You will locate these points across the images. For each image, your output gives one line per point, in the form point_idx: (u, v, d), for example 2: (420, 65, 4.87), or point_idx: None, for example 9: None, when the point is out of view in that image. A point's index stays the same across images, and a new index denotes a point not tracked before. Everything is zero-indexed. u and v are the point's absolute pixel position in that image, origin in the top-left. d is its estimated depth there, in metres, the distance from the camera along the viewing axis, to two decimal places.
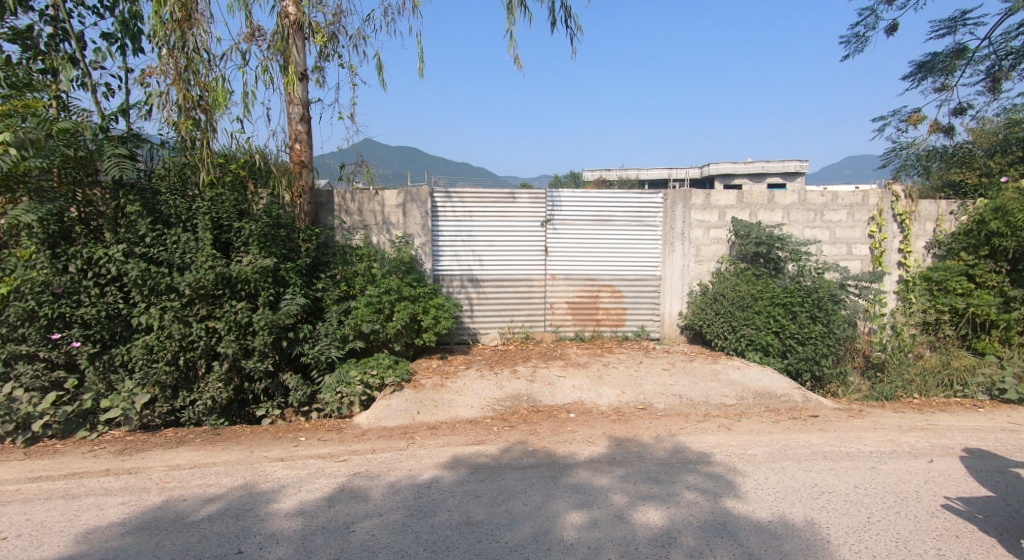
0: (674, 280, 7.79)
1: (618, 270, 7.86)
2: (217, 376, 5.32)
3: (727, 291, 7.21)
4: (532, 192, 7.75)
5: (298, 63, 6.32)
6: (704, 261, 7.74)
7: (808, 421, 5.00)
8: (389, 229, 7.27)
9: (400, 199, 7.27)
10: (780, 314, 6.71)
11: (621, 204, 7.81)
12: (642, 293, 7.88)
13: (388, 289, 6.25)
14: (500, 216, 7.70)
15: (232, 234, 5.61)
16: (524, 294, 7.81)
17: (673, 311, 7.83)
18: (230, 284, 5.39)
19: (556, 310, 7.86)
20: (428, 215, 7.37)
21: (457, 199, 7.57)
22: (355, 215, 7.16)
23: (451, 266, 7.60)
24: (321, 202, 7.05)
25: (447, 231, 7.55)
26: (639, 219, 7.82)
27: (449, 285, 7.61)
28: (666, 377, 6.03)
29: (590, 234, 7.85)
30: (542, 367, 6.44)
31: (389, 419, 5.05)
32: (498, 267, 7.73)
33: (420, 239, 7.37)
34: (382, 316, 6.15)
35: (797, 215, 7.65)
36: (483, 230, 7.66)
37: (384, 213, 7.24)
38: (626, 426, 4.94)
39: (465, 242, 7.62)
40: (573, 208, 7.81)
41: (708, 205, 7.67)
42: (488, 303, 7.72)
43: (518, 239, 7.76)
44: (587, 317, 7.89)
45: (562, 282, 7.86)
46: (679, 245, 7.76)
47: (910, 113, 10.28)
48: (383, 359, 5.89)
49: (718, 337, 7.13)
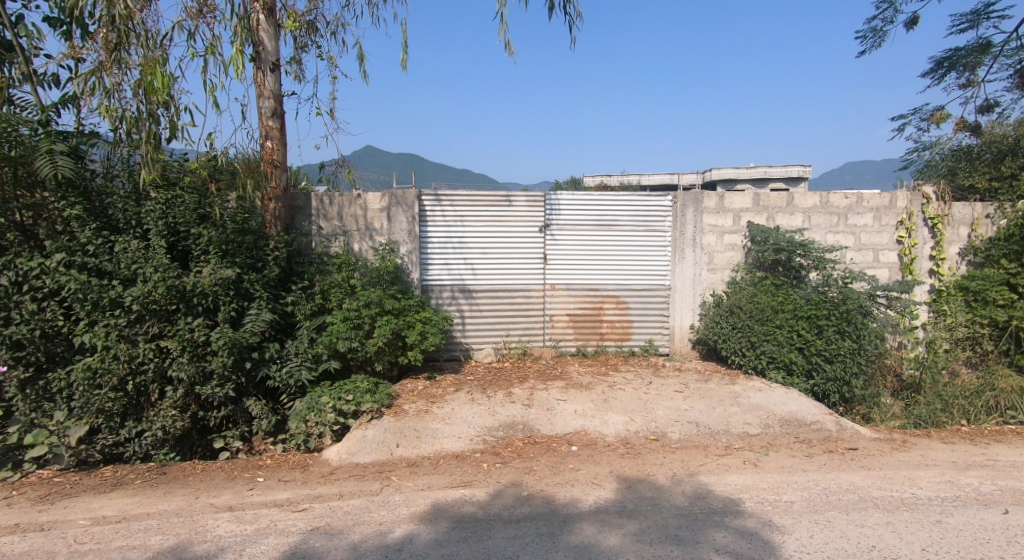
0: (684, 290, 7.14)
1: (624, 280, 7.23)
2: (170, 402, 4.66)
3: (744, 303, 6.50)
4: (529, 195, 7.12)
5: (270, 51, 5.70)
6: (717, 269, 7.08)
7: (847, 456, 4.33)
8: (372, 236, 6.64)
9: (384, 203, 6.64)
10: (804, 328, 6.06)
11: (627, 207, 7.18)
12: (649, 305, 7.23)
13: (368, 301, 5.63)
14: (495, 221, 7.07)
15: (190, 242, 4.97)
16: (520, 306, 7.17)
17: (684, 324, 7.17)
18: (184, 298, 4.73)
19: (556, 324, 7.22)
20: (415, 220, 6.73)
21: (447, 203, 6.94)
22: (334, 221, 6.53)
23: (441, 275, 6.96)
24: (297, 206, 6.43)
25: (436, 238, 6.93)
26: (646, 224, 7.18)
27: (439, 297, 6.97)
28: (679, 401, 5.37)
29: (592, 240, 7.21)
30: (540, 389, 5.78)
31: (363, 454, 4.38)
32: (493, 276, 7.10)
33: (406, 247, 6.73)
34: (362, 331, 5.53)
35: (819, 219, 7.01)
36: (475, 236, 7.04)
37: (366, 218, 6.61)
38: (637, 462, 4.27)
39: (456, 250, 6.99)
40: (574, 212, 7.17)
41: (721, 208, 7.03)
42: (481, 316, 7.08)
43: (515, 245, 7.13)
44: (590, 331, 7.24)
45: (562, 292, 7.22)
46: (690, 252, 7.11)
47: (932, 112, 9.66)
48: (361, 382, 5.23)
49: (734, 354, 6.41)
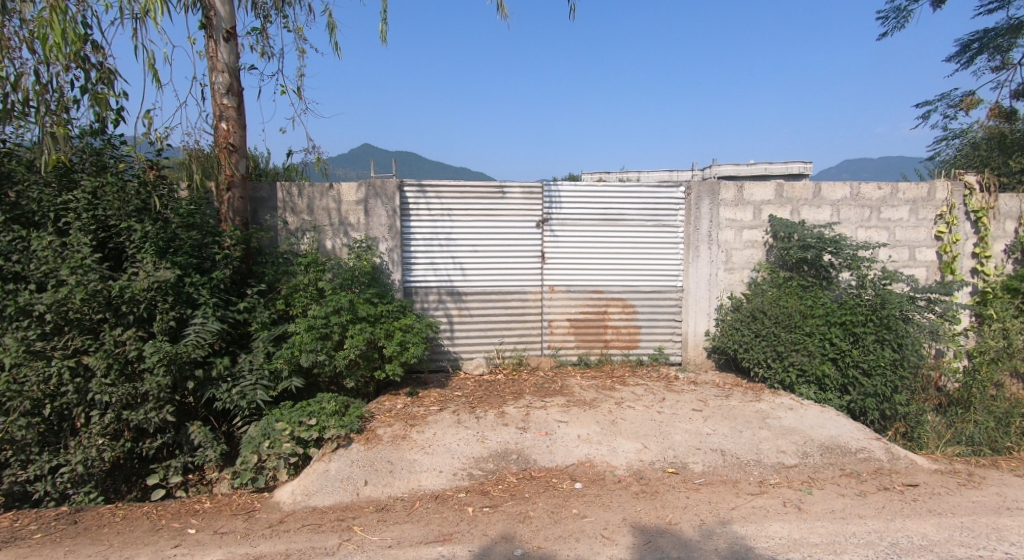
0: (699, 293, 6.38)
1: (631, 280, 6.48)
2: (96, 430, 3.90)
3: (769, 307, 5.69)
4: (525, 186, 6.36)
5: (223, 18, 4.91)
6: (735, 269, 6.33)
7: (909, 496, 3.58)
8: (347, 232, 5.87)
9: (360, 194, 5.87)
10: (837, 336, 5.32)
11: (633, 200, 6.42)
12: (660, 308, 6.48)
13: (338, 308, 4.87)
14: (487, 215, 6.31)
15: (123, 238, 4.22)
16: (515, 310, 6.42)
17: (698, 331, 6.41)
18: (111, 306, 3.97)
19: (555, 330, 6.47)
20: (396, 213, 5.96)
21: (433, 194, 6.17)
22: (303, 215, 5.76)
23: (427, 276, 6.21)
24: (261, 199, 5.67)
25: (420, 234, 6.17)
26: (656, 218, 6.43)
27: (424, 301, 6.22)
28: (699, 423, 4.61)
29: (596, 236, 6.45)
30: (537, 407, 5.02)
31: (323, 496, 3.62)
32: (484, 276, 6.35)
33: (385, 245, 5.97)
34: (331, 341, 4.80)
35: (849, 212, 6.27)
36: (465, 232, 6.28)
37: (340, 212, 5.84)
38: (655, 504, 3.51)
39: (444, 248, 6.24)
40: (575, 206, 6.42)
41: (740, 201, 6.28)
42: (471, 322, 6.33)
43: (509, 242, 6.37)
44: (593, 338, 6.50)
45: (562, 295, 6.46)
46: (705, 250, 6.35)
47: (962, 98, 8.92)
48: (328, 402, 4.47)
49: (758, 366, 5.57)
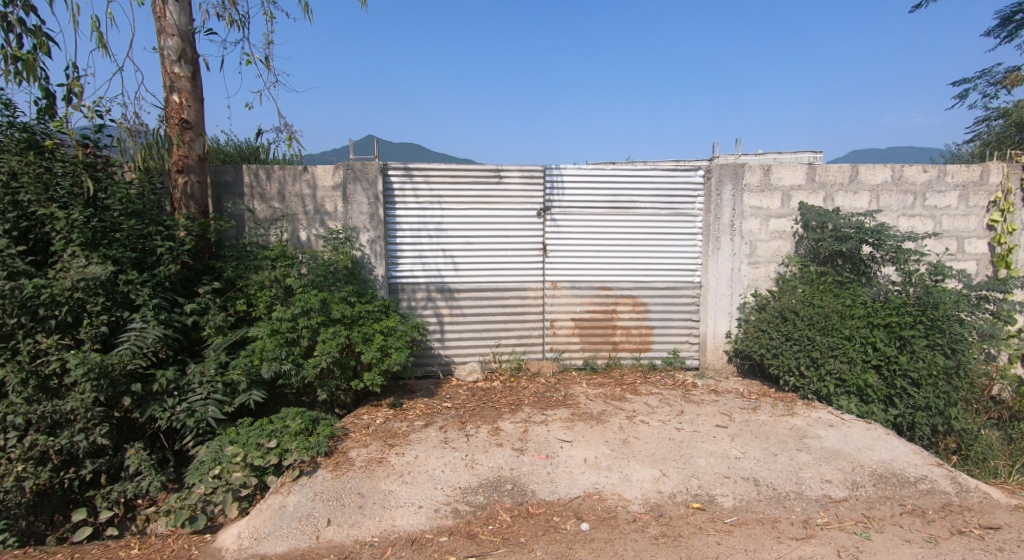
0: (719, 289, 5.70)
1: (642, 276, 5.82)
2: (15, 455, 3.26)
3: (801, 307, 4.99)
4: (525, 169, 5.68)
5: None
6: (760, 263, 5.64)
7: (992, 544, 2.92)
8: (323, 222, 5.21)
9: (338, 179, 5.21)
10: (880, 341, 4.62)
11: (646, 185, 5.73)
12: (674, 307, 5.81)
13: (307, 309, 4.22)
14: (481, 202, 5.64)
15: (47, 228, 3.59)
16: (514, 308, 5.79)
17: (718, 332, 5.74)
18: (28, 309, 3.36)
19: (558, 331, 5.84)
20: (378, 201, 5.30)
21: (421, 179, 5.51)
22: (273, 202, 5.11)
23: (414, 271, 5.57)
24: (224, 182, 5.01)
25: (407, 224, 5.52)
26: (671, 206, 5.74)
27: (412, 299, 5.60)
28: (726, 444, 3.95)
29: (603, 226, 5.78)
30: (537, 423, 4.37)
31: (276, 540, 3.00)
32: (479, 271, 5.71)
33: (367, 236, 5.32)
34: (298, 348, 4.16)
35: (889, 199, 5.56)
36: (456, 222, 5.62)
37: (315, 199, 5.19)
38: (680, 554, 2.87)
39: (433, 240, 5.59)
40: (581, 192, 5.74)
41: (766, 186, 5.59)
42: (464, 322, 5.71)
43: (506, 233, 5.72)
44: (600, 340, 5.86)
45: (566, 292, 5.82)
46: (726, 241, 5.67)
47: (1005, 75, 8.15)
48: (292, 419, 3.84)
49: (788, 374, 4.87)
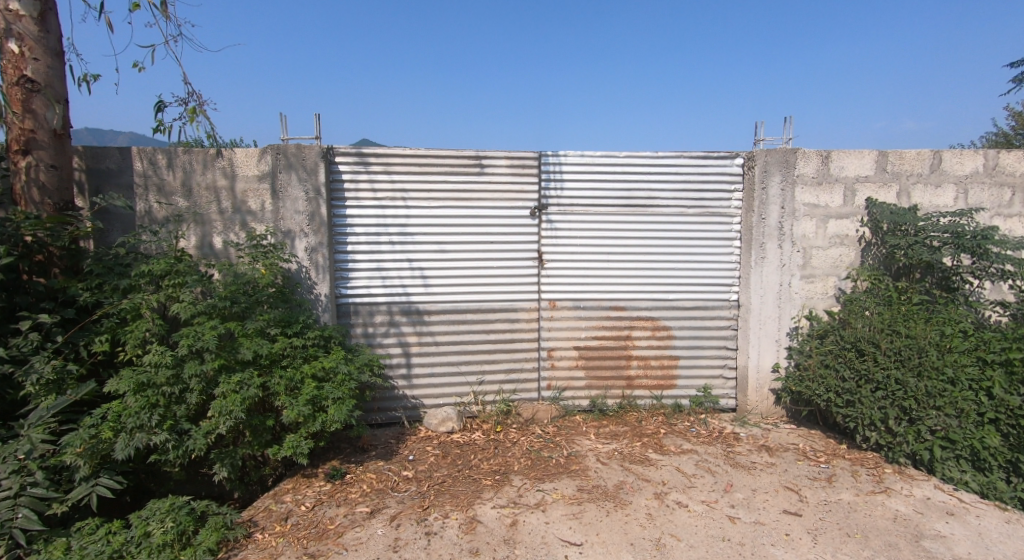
0: (764, 311, 4.45)
1: (663, 293, 4.64)
2: None
3: (881, 337, 3.70)
4: (514, 157, 4.43)
5: None
6: (816, 276, 4.40)
7: None
8: (244, 224, 3.92)
9: (266, 166, 3.93)
10: (999, 386, 3.32)
11: (669, 177, 4.53)
12: (704, 333, 4.64)
13: (199, 348, 2.94)
14: (458, 199, 4.39)
15: None
16: (500, 335, 4.58)
17: (762, 366, 4.46)
18: None
19: (557, 364, 4.66)
20: (319, 196, 4.02)
21: (380, 169, 4.26)
22: (175, 197, 3.81)
23: (372, 289, 4.34)
24: (105, 170, 3.71)
25: (361, 226, 4.28)
26: (700, 203, 4.56)
27: (370, 325, 4.36)
28: (807, 549, 2.68)
29: (614, 229, 4.57)
30: (530, 507, 3.10)
31: None
32: (456, 288, 4.47)
33: (304, 242, 4.01)
34: (182, 407, 2.83)
35: (981, 194, 4.36)
36: (426, 224, 4.38)
37: (234, 193, 3.89)
38: None
39: (396, 247, 4.35)
40: (586, 186, 4.52)
41: (825, 178, 4.36)
42: (438, 354, 4.49)
43: (491, 239, 4.47)
44: (611, 375, 4.69)
45: (567, 314, 4.63)
46: (774, 249, 4.41)
47: None
48: (158, 523, 2.52)
49: (869, 429, 3.59)
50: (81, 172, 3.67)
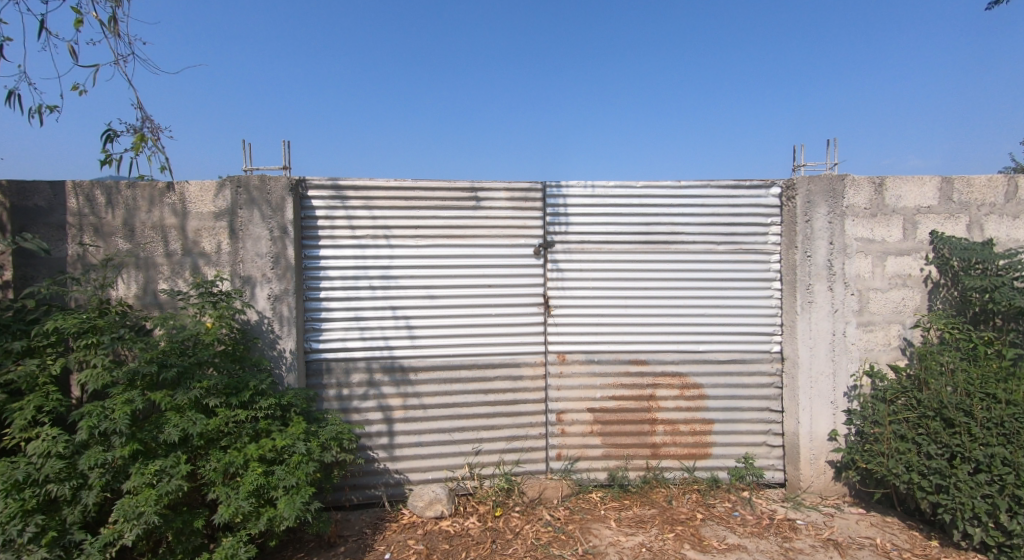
0: (815, 366, 3.71)
1: (692, 344, 3.95)
2: None
3: (975, 402, 2.97)
4: (514, 189, 3.85)
5: None
6: (875, 324, 3.70)
7: None
8: (196, 268, 3.34)
9: (224, 202, 3.37)
10: None
11: (695, 209, 3.92)
12: (742, 392, 3.92)
13: (106, 430, 2.36)
14: (450, 237, 3.80)
15: None
16: (500, 396, 3.88)
17: (816, 435, 3.69)
18: None
19: (568, 429, 3.94)
20: (286, 235, 3.43)
21: (360, 204, 3.69)
22: (114, 238, 3.25)
23: (349, 343, 3.70)
24: (32, 209, 3.17)
25: (337, 270, 3.68)
26: (731, 239, 3.93)
27: (346, 386, 3.70)
28: None
29: (632, 270, 3.93)
30: None
31: None
32: (448, 341, 3.81)
33: (267, 289, 3.40)
34: (76, 510, 2.28)
35: None
36: (413, 268, 3.76)
37: (184, 232, 3.32)
38: None
39: (377, 294, 3.73)
40: (598, 220, 3.91)
41: (879, 209, 3.72)
42: (427, 420, 3.80)
43: (488, 283, 3.84)
44: (632, 443, 3.95)
45: (579, 370, 3.94)
46: (823, 292, 3.72)
47: None
48: None
49: (971, 523, 2.82)
50: (3, 209, 3.12)
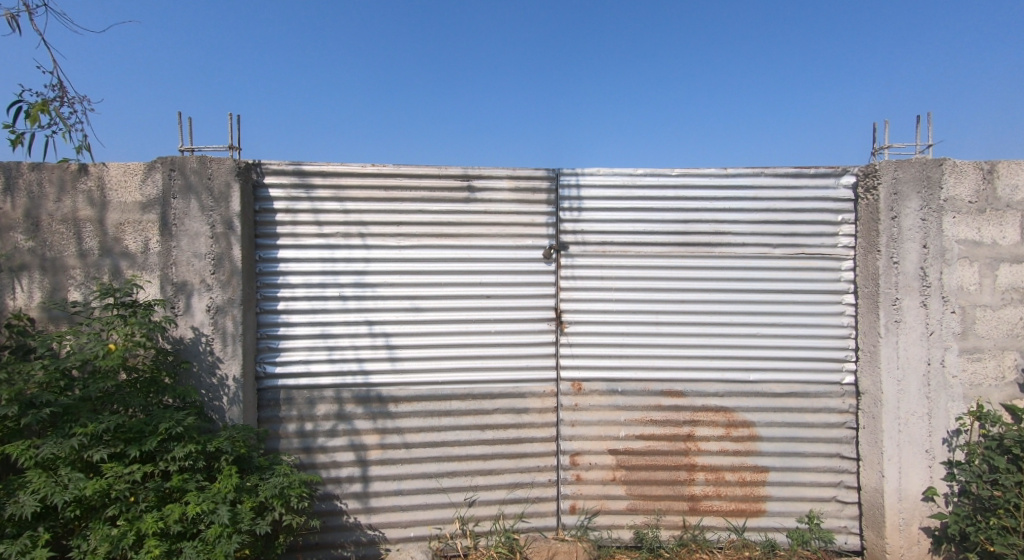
0: (905, 404, 2.90)
1: (741, 373, 3.15)
2: None
3: None
4: (520, 176, 3.11)
5: None
6: (985, 352, 2.88)
7: None
8: (116, 272, 2.65)
9: (154, 189, 2.69)
10: None
11: (745, 203, 3.13)
12: (804, 433, 3.11)
13: None
14: (440, 236, 3.07)
15: None
16: (501, 434, 3.13)
17: (907, 494, 2.87)
18: None
19: (584, 476, 3.17)
20: (230, 231, 2.74)
21: (328, 195, 2.99)
22: (15, 232, 2.58)
23: (313, 367, 2.98)
24: None
25: (299, 276, 2.97)
26: (792, 240, 3.13)
27: (309, 420, 2.98)
28: None
29: (665, 279, 3.15)
30: None
31: None
32: (436, 366, 3.07)
33: (206, 299, 2.70)
34: None
35: None
36: (394, 273, 3.04)
37: (102, 226, 2.65)
38: None
39: (350, 307, 3.01)
40: (622, 216, 3.14)
41: (988, 203, 2.90)
42: (409, 463, 3.06)
43: (486, 293, 3.10)
44: (664, 494, 3.17)
45: (599, 403, 3.16)
46: (915, 309, 2.90)
47: None
48: None
49: None
50: None
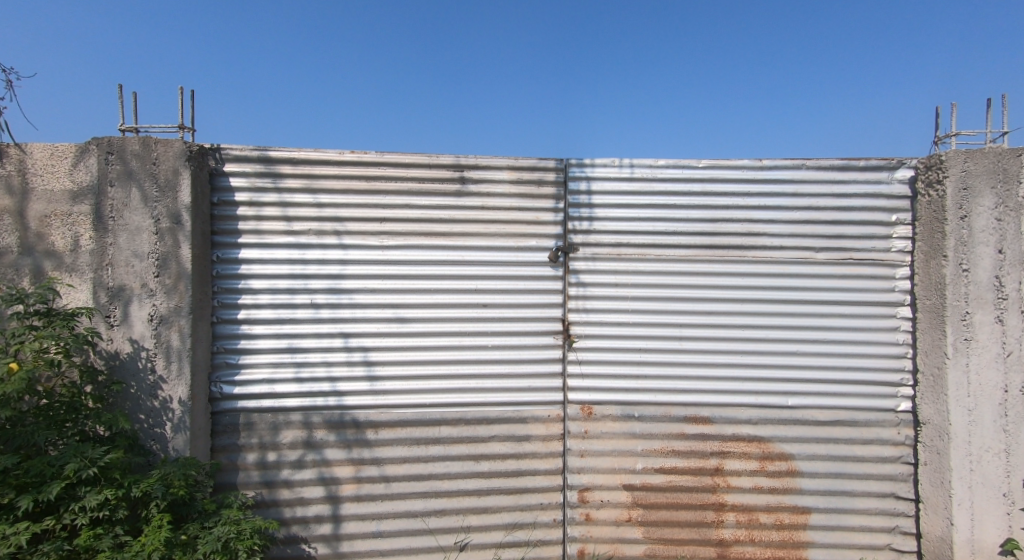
0: (977, 439, 2.45)
1: (778, 397, 2.69)
2: None
3: None
4: (522, 167, 2.68)
5: None
6: None
7: None
8: (39, 273, 2.23)
9: (87, 176, 2.26)
10: None
11: (783, 199, 2.69)
12: (853, 469, 2.65)
13: None
14: (429, 235, 2.64)
15: None
16: (498, 466, 2.68)
17: (981, 545, 2.43)
18: None
19: (595, 516, 2.71)
20: (178, 227, 2.31)
21: (298, 185, 2.56)
22: None
23: (278, 387, 2.54)
24: None
25: (263, 280, 2.53)
26: (838, 243, 2.68)
27: (272, 449, 2.53)
28: None
29: (690, 287, 2.70)
30: None
31: None
32: (423, 386, 2.63)
33: (148, 307, 2.27)
34: None
35: None
36: (374, 278, 2.60)
37: (22, 219, 2.23)
38: None
39: (323, 317, 2.57)
40: (640, 213, 2.70)
41: None
42: (390, 500, 2.61)
43: (482, 301, 2.66)
44: (688, 537, 2.71)
45: (612, 431, 2.71)
46: (989, 326, 2.46)
47: None
48: None
49: None
50: None
